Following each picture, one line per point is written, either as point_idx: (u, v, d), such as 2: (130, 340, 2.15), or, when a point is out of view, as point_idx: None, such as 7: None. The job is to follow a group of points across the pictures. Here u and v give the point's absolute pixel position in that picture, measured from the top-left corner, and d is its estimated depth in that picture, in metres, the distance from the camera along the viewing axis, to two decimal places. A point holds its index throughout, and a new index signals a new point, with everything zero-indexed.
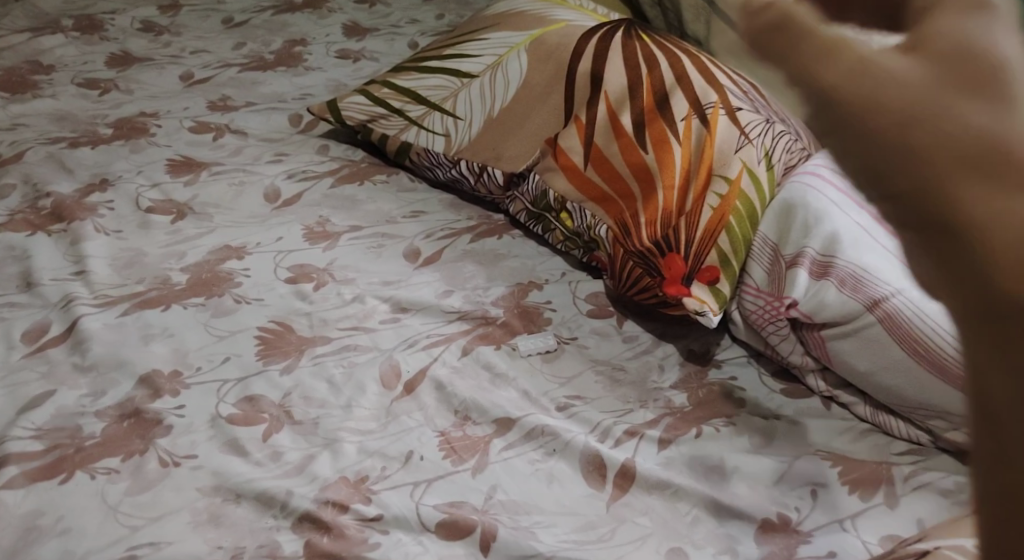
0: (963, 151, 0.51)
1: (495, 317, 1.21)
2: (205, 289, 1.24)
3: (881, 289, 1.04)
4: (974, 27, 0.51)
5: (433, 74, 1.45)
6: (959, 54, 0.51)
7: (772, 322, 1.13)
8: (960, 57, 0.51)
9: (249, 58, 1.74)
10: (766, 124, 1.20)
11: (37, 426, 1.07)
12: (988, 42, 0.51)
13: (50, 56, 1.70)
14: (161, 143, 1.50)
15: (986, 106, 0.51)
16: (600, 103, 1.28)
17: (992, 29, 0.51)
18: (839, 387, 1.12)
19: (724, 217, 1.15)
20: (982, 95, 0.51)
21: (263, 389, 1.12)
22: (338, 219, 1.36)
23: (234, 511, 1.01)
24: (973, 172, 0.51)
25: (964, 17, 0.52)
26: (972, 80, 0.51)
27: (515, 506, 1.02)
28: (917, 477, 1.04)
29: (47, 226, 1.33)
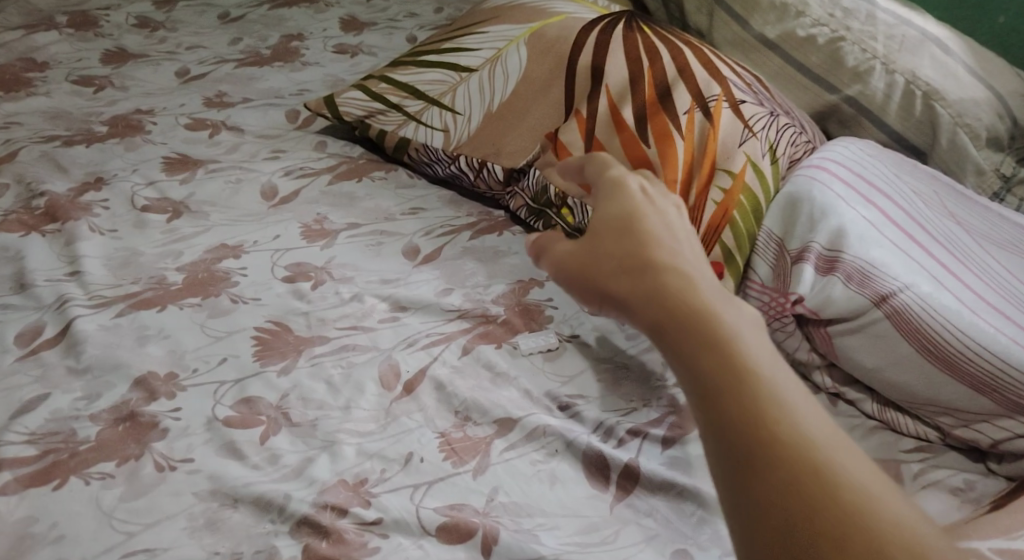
0: (664, 320, 0.83)
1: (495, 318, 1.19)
2: (201, 289, 1.22)
3: (888, 285, 1.04)
4: (644, 250, 0.86)
5: (431, 68, 1.42)
6: (639, 261, 0.86)
7: (776, 319, 1.09)
8: (613, 219, 0.90)
9: (246, 53, 1.72)
10: (769, 118, 1.22)
11: (30, 431, 1.06)
12: (657, 255, 0.86)
13: (44, 53, 1.68)
14: (156, 141, 1.47)
15: (665, 297, 0.83)
16: (601, 96, 1.25)
17: (656, 248, 0.86)
18: (846, 384, 1.10)
19: (727, 211, 1.15)
20: (662, 295, 0.83)
21: (260, 390, 1.10)
22: (337, 216, 1.34)
23: (231, 516, 0.99)
24: (672, 333, 0.82)
25: (607, 197, 0.93)
26: (647, 285, 0.85)
27: (517, 508, 1.00)
28: (927, 475, 1.03)
29: (41, 226, 1.31)
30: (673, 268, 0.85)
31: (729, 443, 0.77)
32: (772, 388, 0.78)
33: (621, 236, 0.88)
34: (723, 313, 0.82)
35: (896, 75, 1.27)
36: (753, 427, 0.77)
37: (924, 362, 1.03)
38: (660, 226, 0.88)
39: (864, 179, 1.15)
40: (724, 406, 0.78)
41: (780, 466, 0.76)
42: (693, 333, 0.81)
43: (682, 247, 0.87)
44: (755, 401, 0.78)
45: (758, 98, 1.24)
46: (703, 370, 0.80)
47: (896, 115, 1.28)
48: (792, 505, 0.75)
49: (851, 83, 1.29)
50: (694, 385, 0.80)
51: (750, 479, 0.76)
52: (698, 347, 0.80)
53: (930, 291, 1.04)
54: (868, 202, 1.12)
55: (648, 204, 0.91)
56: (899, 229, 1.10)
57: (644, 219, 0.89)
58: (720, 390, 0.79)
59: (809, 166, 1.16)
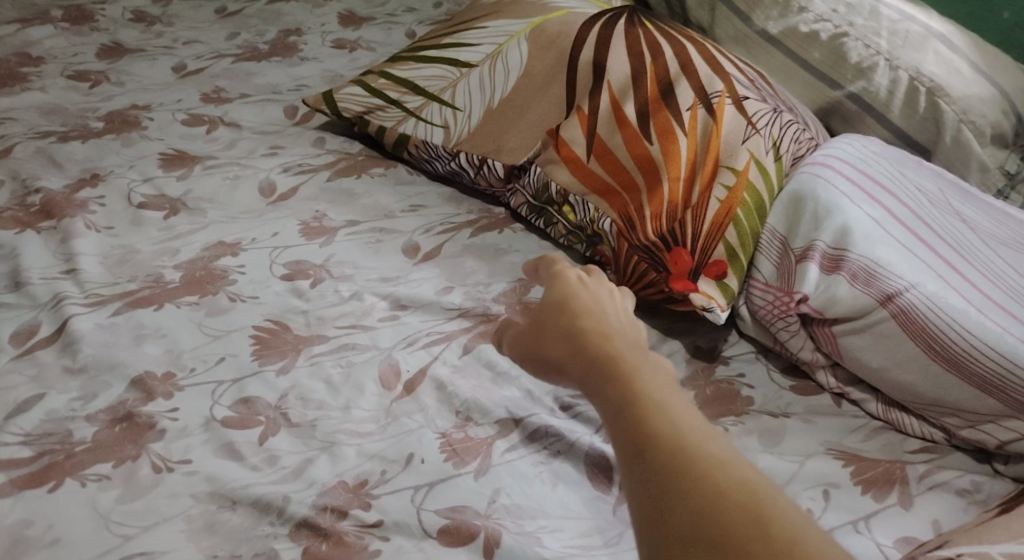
0: (603, 383, 0.88)
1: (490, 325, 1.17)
2: (199, 288, 1.21)
3: (894, 284, 1.03)
4: (583, 316, 0.95)
5: (430, 64, 1.41)
6: (580, 331, 0.93)
7: (781, 318, 1.09)
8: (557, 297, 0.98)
9: (243, 48, 1.70)
10: (772, 114, 1.20)
11: (25, 431, 1.04)
12: (597, 325, 0.93)
13: (39, 47, 1.66)
14: (153, 137, 1.46)
15: (604, 365, 0.89)
16: (602, 93, 1.24)
17: (597, 320, 0.94)
18: (850, 384, 1.09)
19: (731, 209, 1.13)
20: (601, 362, 0.89)
21: (259, 390, 1.09)
22: (335, 213, 1.33)
23: (229, 518, 0.98)
24: (608, 394, 0.87)
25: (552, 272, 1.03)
26: (590, 354, 0.91)
27: (519, 510, 0.99)
28: (933, 477, 1.01)
29: (37, 223, 1.29)
30: (611, 339, 0.91)
31: (651, 480, 0.79)
32: (693, 432, 0.81)
33: (558, 309, 0.96)
34: (653, 375, 0.87)
35: (900, 71, 1.26)
36: (673, 465, 0.79)
37: (930, 362, 1.02)
38: (597, 295, 0.97)
39: (869, 176, 1.14)
40: (647, 447, 0.81)
41: (700, 498, 0.77)
42: (624, 392, 0.86)
43: (625, 326, 0.93)
44: (676, 444, 0.80)
45: (761, 95, 1.22)
46: (629, 420, 0.83)
47: (900, 112, 1.26)
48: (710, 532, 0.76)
49: (855, 80, 1.28)
50: (622, 436, 0.83)
51: (669, 512, 0.78)
52: (628, 402, 0.85)
53: (936, 290, 1.03)
54: (873, 200, 1.11)
55: (585, 284, 0.99)
56: (904, 227, 1.10)
57: (578, 290, 0.98)
58: (644, 435, 0.82)
59: (813, 163, 1.15)
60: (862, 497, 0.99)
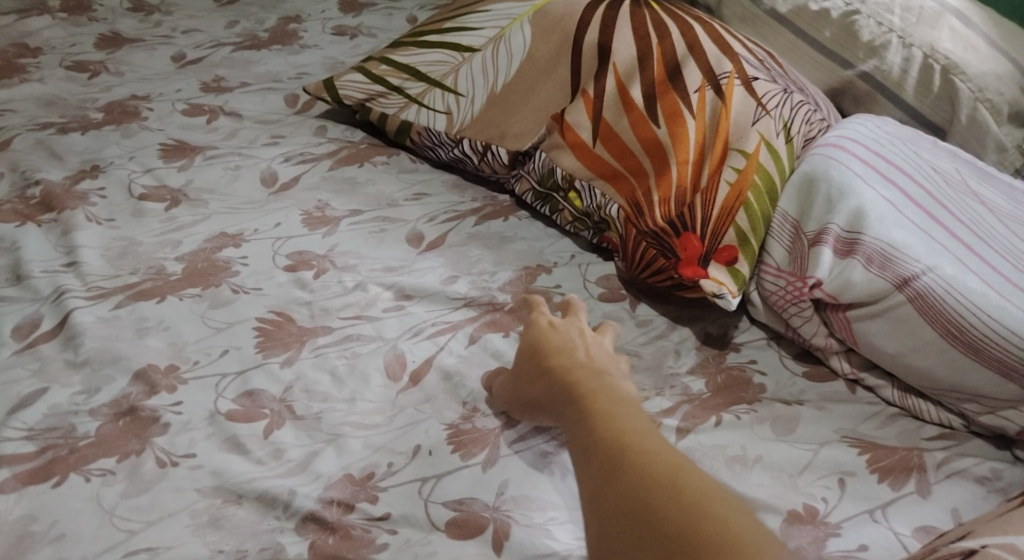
0: (577, 418, 0.95)
1: (501, 312, 1.16)
2: (201, 280, 1.19)
3: (910, 267, 1.02)
4: (559, 357, 1.02)
5: (432, 49, 1.39)
6: (555, 369, 1.01)
7: (794, 303, 1.07)
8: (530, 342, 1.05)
9: (243, 37, 1.68)
10: (782, 95, 1.18)
11: (28, 426, 1.03)
12: (572, 364, 1.01)
13: (37, 38, 1.65)
14: (153, 127, 1.44)
15: (577, 402, 0.96)
16: (609, 76, 1.22)
17: (571, 360, 1.01)
18: (865, 369, 1.08)
19: (742, 192, 1.11)
20: (574, 400, 0.97)
21: (263, 383, 1.07)
22: (338, 203, 1.31)
23: (235, 512, 0.97)
24: (579, 428, 0.94)
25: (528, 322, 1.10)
26: (564, 391, 0.98)
27: (528, 502, 0.97)
28: (951, 464, 1.00)
29: (37, 216, 1.28)
30: (582, 376, 0.99)
31: (612, 500, 0.86)
32: (650, 453, 0.88)
33: (535, 351, 1.04)
34: (619, 407, 0.94)
35: (914, 49, 1.24)
36: (630, 484, 0.86)
37: (948, 347, 1.00)
38: (570, 336, 1.05)
39: (884, 156, 1.12)
40: (609, 472, 0.88)
41: (652, 510, 0.83)
42: (593, 425, 0.93)
43: (597, 365, 1.01)
44: (635, 466, 0.87)
45: (771, 75, 1.20)
46: (595, 450, 0.91)
47: (913, 91, 1.24)
48: (662, 541, 0.82)
49: (867, 58, 1.26)
50: (589, 467, 0.90)
51: (628, 527, 0.84)
52: (594, 435, 0.92)
53: (953, 273, 1.02)
54: (888, 180, 1.09)
55: (559, 327, 1.06)
56: (920, 208, 1.08)
57: (552, 333, 1.05)
58: (607, 463, 0.89)
59: (826, 143, 1.13)
60: (878, 485, 0.97)
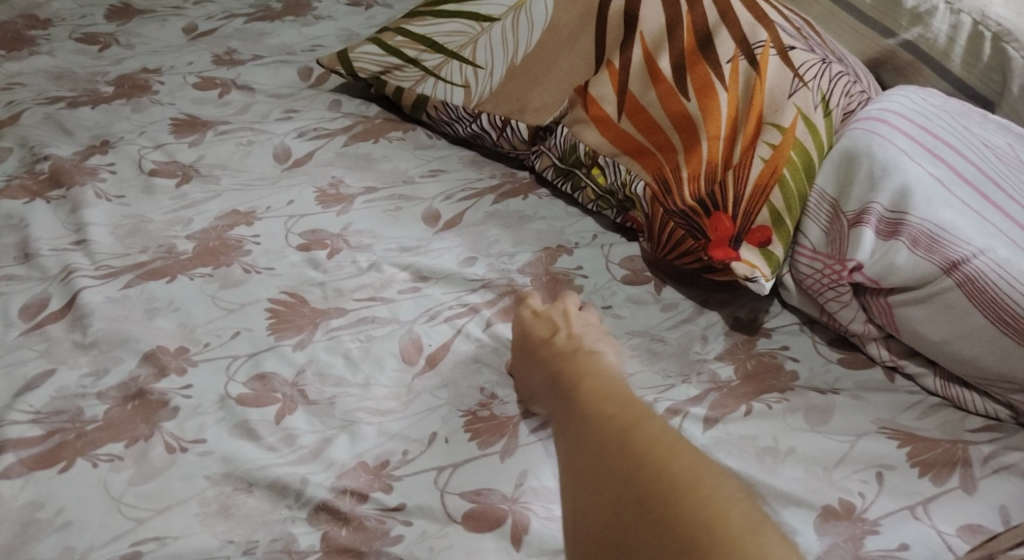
0: (563, 403, 0.94)
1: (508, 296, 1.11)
2: (212, 259, 1.16)
3: (960, 250, 0.97)
4: (543, 346, 1.01)
5: (450, 19, 1.35)
6: (541, 361, 1.00)
7: (831, 287, 1.03)
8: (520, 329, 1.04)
9: (256, 8, 1.64)
10: (821, 66, 1.11)
11: (34, 409, 0.99)
12: (557, 353, 1.00)
13: (47, 10, 1.61)
14: (164, 101, 1.40)
15: (563, 389, 0.95)
16: (636, 46, 1.18)
17: (555, 348, 1.00)
18: (905, 357, 1.03)
19: (776, 169, 1.06)
20: (560, 387, 0.96)
21: (275, 366, 1.04)
22: (352, 179, 1.28)
23: (245, 500, 0.93)
24: (563, 412, 0.93)
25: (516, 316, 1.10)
26: (551, 382, 0.97)
27: (549, 493, 0.94)
28: (999, 458, 0.95)
29: (46, 192, 1.24)
30: (568, 365, 0.98)
31: (588, 472, 0.84)
32: (627, 424, 0.86)
33: (521, 346, 1.03)
34: (602, 388, 0.93)
35: (962, 15, 1.17)
36: (607, 454, 0.84)
37: (1000, 335, 0.95)
38: (555, 325, 1.04)
39: (929, 131, 1.06)
40: (587, 447, 0.86)
41: (628, 476, 0.81)
42: (577, 407, 0.92)
43: (583, 350, 1.00)
44: (613, 437, 0.85)
45: (809, 44, 1.13)
46: (576, 430, 0.89)
47: (961, 61, 1.18)
48: (635, 503, 0.79)
49: (910, 26, 1.22)
50: (570, 443, 0.89)
51: (603, 495, 0.82)
52: (577, 417, 0.91)
53: (1008, 256, 0.96)
54: (935, 157, 1.03)
55: (543, 316, 1.05)
56: (970, 186, 1.02)
57: (537, 324, 1.04)
58: (586, 438, 0.87)
59: (867, 117, 1.07)
60: (919, 480, 0.93)
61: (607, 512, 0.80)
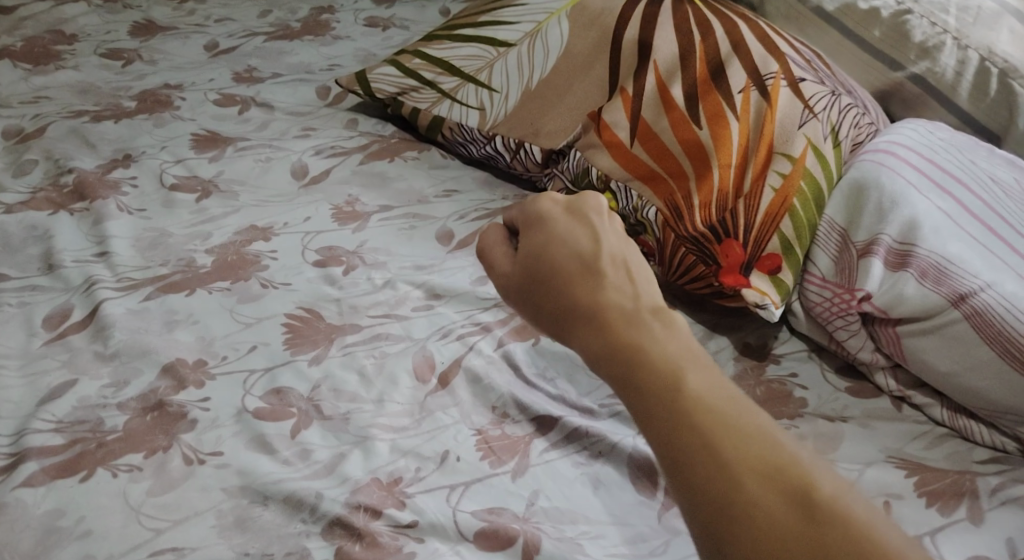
0: (608, 352, 0.76)
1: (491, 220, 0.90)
2: (231, 273, 1.18)
3: (967, 283, 0.99)
4: (577, 270, 0.80)
5: (466, 43, 1.37)
6: (569, 290, 0.79)
7: (840, 316, 1.05)
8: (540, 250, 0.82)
9: (275, 27, 1.68)
10: (830, 97, 1.15)
11: (57, 419, 1.02)
12: (591, 280, 0.79)
13: (73, 25, 1.65)
14: (185, 117, 1.43)
15: (607, 334, 0.76)
16: (649, 75, 1.20)
17: (588, 271, 0.80)
18: (912, 387, 1.05)
19: (787, 198, 1.08)
20: (602, 327, 0.77)
21: (290, 381, 1.06)
22: (368, 198, 1.30)
23: (261, 514, 0.95)
24: (613, 365, 0.75)
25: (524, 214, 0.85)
26: (588, 322, 0.78)
27: (560, 515, 0.96)
28: (1005, 491, 0.96)
29: (69, 205, 1.27)
30: (612, 305, 0.78)
31: (696, 477, 0.70)
32: (727, 405, 0.72)
33: (538, 265, 0.82)
34: (669, 339, 0.75)
35: (970, 51, 1.23)
36: (720, 458, 0.70)
37: (1006, 368, 0.97)
38: (592, 243, 0.81)
39: (937, 165, 1.09)
40: (681, 433, 0.71)
41: (761, 497, 0.68)
42: (645, 370, 0.74)
43: (628, 282, 0.79)
44: (720, 431, 0.70)
45: (819, 76, 1.17)
46: (651, 401, 0.73)
47: (968, 96, 1.23)
48: (781, 534, 0.67)
49: (919, 60, 1.25)
50: (649, 422, 0.72)
51: (724, 514, 0.68)
52: (646, 383, 0.73)
53: (1014, 290, 0.98)
54: (943, 191, 1.07)
55: (571, 234, 0.82)
56: (978, 220, 1.05)
57: (567, 232, 0.82)
58: (674, 423, 0.71)
59: (876, 149, 1.10)
60: (926, 509, 0.95)
61: (735, 542, 0.68)
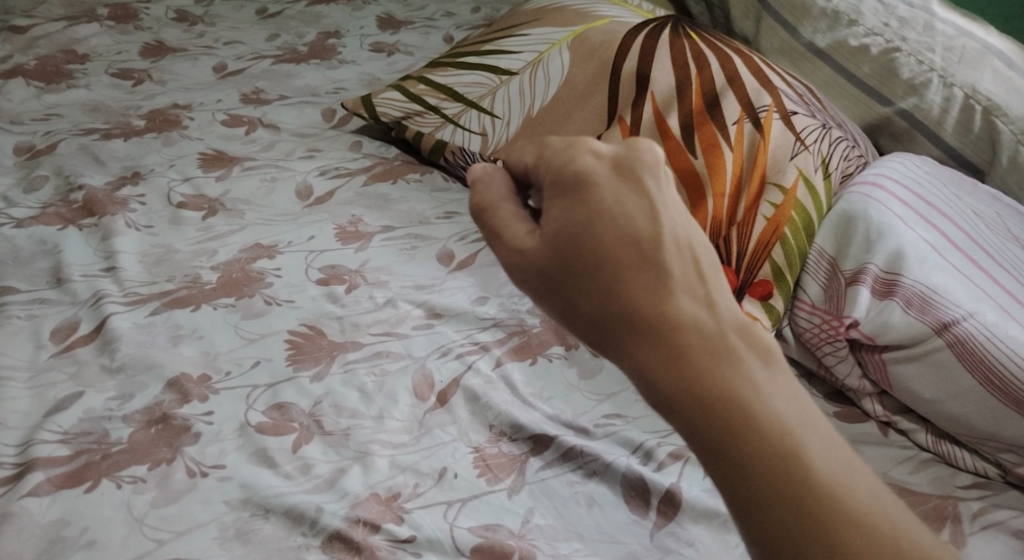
0: (690, 385, 0.73)
1: (484, 163, 0.82)
2: (235, 290, 1.21)
3: (950, 312, 1.02)
4: (637, 263, 0.75)
5: (471, 70, 1.41)
6: (630, 290, 0.75)
7: (829, 341, 1.08)
8: (586, 229, 0.76)
9: (283, 50, 1.71)
10: (821, 131, 1.20)
11: (63, 430, 1.04)
12: (655, 277, 0.75)
13: (85, 45, 1.69)
14: (193, 136, 1.46)
15: (680, 351, 0.74)
16: (646, 105, 1.22)
17: (651, 265, 0.75)
18: (898, 413, 1.08)
19: (778, 227, 1.13)
20: (672, 343, 0.74)
21: (292, 396, 1.08)
22: (371, 218, 1.33)
23: (262, 527, 0.97)
24: (701, 400, 0.73)
25: (560, 174, 0.77)
26: (654, 336, 0.74)
27: (554, 532, 0.99)
28: (988, 515, 0.99)
29: (78, 220, 1.30)
30: (685, 316, 0.74)
31: (792, 536, 0.71)
32: (814, 445, 0.73)
33: (577, 250, 0.76)
34: (755, 365, 0.74)
35: (955, 88, 1.27)
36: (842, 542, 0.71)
37: (987, 395, 1.00)
38: (653, 225, 0.76)
39: (923, 198, 1.14)
40: (768, 477, 0.72)
41: None
42: (751, 424, 0.73)
43: (697, 279, 0.76)
44: (837, 506, 0.71)
45: (810, 110, 1.22)
46: (735, 440, 0.73)
47: (953, 131, 1.27)
48: None
49: (906, 96, 1.29)
50: (758, 478, 0.72)
51: None
52: (731, 419, 0.73)
53: (995, 321, 1.01)
54: (928, 223, 1.11)
55: (624, 207, 0.76)
56: (961, 251, 1.09)
57: (618, 204, 0.76)
58: (777, 483, 0.72)
59: (865, 182, 1.15)
60: None
61: None
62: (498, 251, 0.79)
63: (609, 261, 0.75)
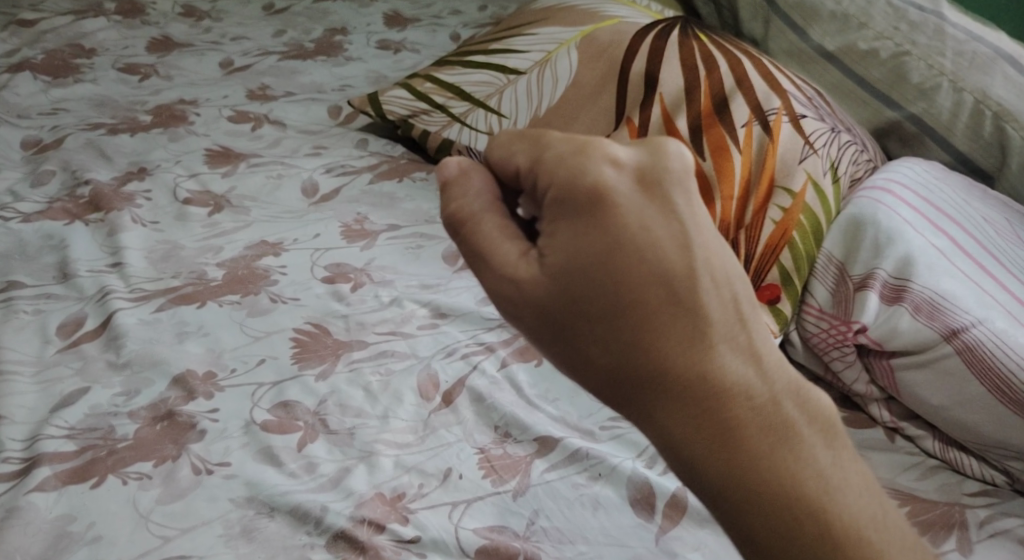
0: (728, 447, 0.73)
1: (460, 159, 0.77)
2: (241, 287, 1.21)
3: (960, 319, 1.02)
4: (658, 293, 0.73)
5: (478, 69, 1.41)
6: (661, 342, 0.73)
7: (836, 347, 1.09)
8: (607, 265, 0.73)
9: (289, 46, 1.71)
10: (830, 134, 1.20)
11: (69, 425, 1.04)
12: (690, 324, 0.74)
13: (92, 39, 1.69)
14: (199, 132, 1.46)
15: (709, 402, 0.73)
16: (655, 106, 1.23)
17: (677, 301, 0.74)
18: (905, 419, 1.08)
19: (787, 231, 1.13)
20: (690, 386, 0.73)
21: (298, 395, 1.08)
22: (377, 217, 1.33)
23: (267, 525, 0.97)
24: (738, 464, 0.73)
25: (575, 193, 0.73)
26: (670, 378, 0.73)
27: (558, 534, 0.99)
28: (993, 523, 0.99)
29: (84, 215, 1.30)
30: (720, 369, 0.74)
31: None
32: (845, 489, 0.75)
33: (593, 290, 0.73)
34: (785, 404, 0.75)
35: (965, 93, 1.27)
36: None
37: (996, 404, 1.00)
38: (679, 247, 0.74)
39: (932, 205, 1.14)
40: (780, 512, 0.73)
41: None
42: (798, 490, 0.74)
43: (735, 319, 0.75)
44: None
45: (819, 113, 1.22)
46: (752, 483, 0.73)
47: (963, 136, 1.27)
48: None
49: (915, 101, 1.30)
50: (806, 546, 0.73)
51: None
52: (745, 454, 0.73)
53: (1004, 328, 1.01)
54: (937, 229, 1.11)
55: (651, 236, 0.73)
56: (970, 258, 1.09)
57: (646, 233, 0.73)
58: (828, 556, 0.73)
59: (875, 187, 1.15)
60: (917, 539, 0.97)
61: None
62: (485, 276, 0.76)
63: (637, 306, 0.73)
